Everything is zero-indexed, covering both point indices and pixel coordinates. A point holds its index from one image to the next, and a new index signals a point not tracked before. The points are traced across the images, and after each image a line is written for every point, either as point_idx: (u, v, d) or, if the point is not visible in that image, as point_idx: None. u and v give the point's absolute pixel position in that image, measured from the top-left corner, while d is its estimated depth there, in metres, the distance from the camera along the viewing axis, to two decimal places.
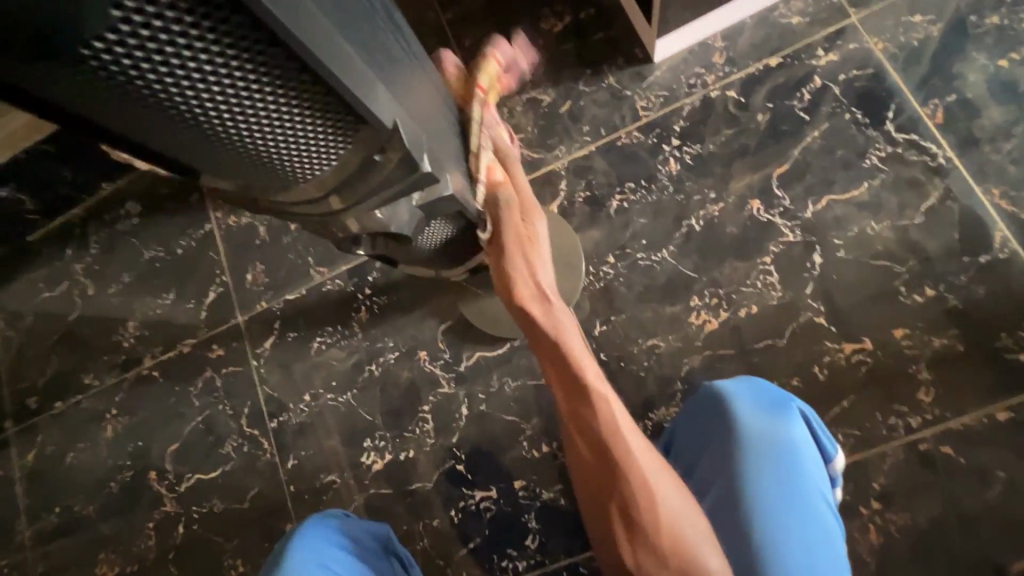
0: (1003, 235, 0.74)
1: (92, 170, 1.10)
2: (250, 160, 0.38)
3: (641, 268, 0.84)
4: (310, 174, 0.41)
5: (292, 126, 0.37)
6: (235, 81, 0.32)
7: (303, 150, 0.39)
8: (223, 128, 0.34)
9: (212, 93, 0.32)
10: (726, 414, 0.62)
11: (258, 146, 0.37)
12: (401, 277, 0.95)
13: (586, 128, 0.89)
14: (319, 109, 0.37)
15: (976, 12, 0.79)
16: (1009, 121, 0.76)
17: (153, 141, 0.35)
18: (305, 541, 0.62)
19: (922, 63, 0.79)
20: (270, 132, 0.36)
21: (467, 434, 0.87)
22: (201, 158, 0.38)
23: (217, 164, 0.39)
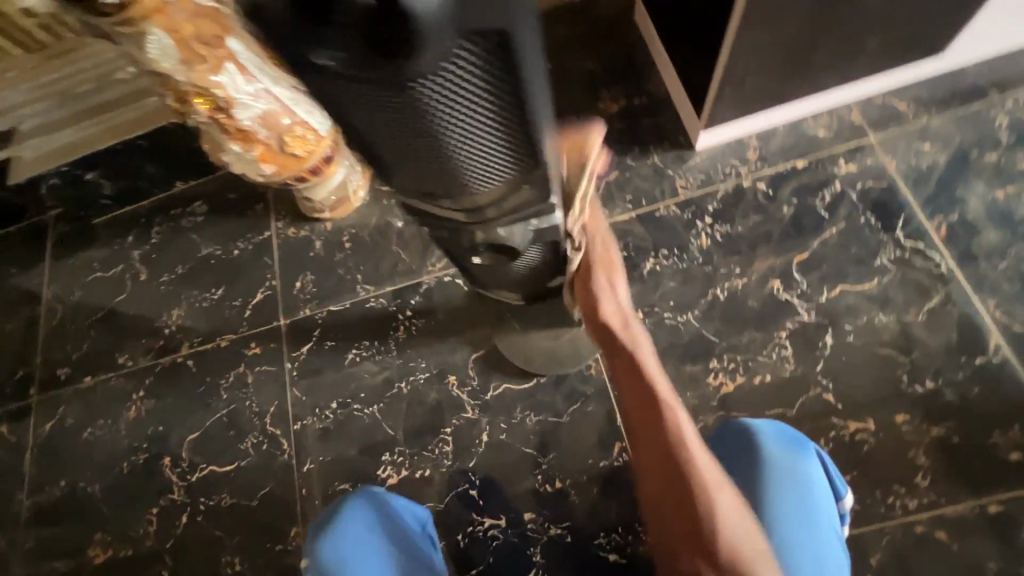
0: (998, 341, 0.82)
1: (167, 168, 1.19)
2: (444, 173, 0.44)
3: (667, 326, 0.92)
4: (480, 192, 0.47)
5: (490, 153, 0.42)
6: (475, 111, 0.38)
7: (486, 172, 0.44)
8: (445, 144, 0.40)
9: (455, 116, 0.38)
10: (754, 445, 0.71)
11: (464, 165, 0.43)
12: (441, 304, 1.02)
13: (629, 197, 0.99)
14: (515, 145, 0.43)
15: (977, 149, 0.91)
16: (1003, 243, 0.86)
17: (381, 144, 0.41)
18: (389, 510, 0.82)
19: (930, 183, 0.91)
20: (473, 154, 0.42)
21: (484, 460, 0.91)
22: (405, 163, 0.43)
23: (413, 171, 0.44)
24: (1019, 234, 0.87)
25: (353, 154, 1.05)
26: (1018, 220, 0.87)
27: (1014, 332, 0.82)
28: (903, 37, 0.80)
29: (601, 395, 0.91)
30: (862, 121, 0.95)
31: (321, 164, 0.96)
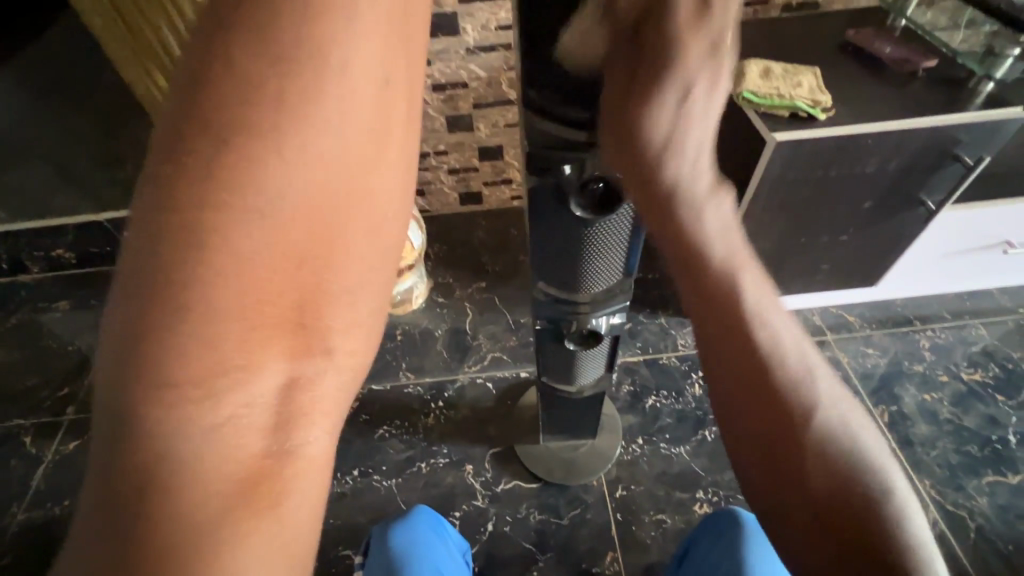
0: (934, 517, 0.98)
1: None
2: (579, 267, 0.61)
3: (662, 455, 1.08)
4: (590, 288, 0.64)
5: (613, 259, 0.61)
6: (618, 229, 0.57)
7: (601, 274, 0.62)
8: (591, 247, 0.59)
9: (607, 229, 0.57)
10: (737, 518, 0.82)
11: (595, 265, 0.61)
12: (469, 400, 1.17)
13: (638, 343, 1.23)
14: (624, 258, 0.62)
15: (908, 359, 1.17)
16: (933, 436, 1.07)
17: (550, 239, 0.59)
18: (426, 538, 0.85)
19: (874, 378, 1.15)
20: (602, 258, 0.60)
21: (485, 548, 1.00)
22: (557, 256, 0.60)
23: (560, 262, 0.61)
24: (945, 430, 1.08)
25: (422, 268, 1.29)
26: (943, 418, 1.09)
27: (946, 510, 0.99)
28: (847, 268, 1.11)
29: (599, 504, 1.03)
30: (822, 323, 1.23)
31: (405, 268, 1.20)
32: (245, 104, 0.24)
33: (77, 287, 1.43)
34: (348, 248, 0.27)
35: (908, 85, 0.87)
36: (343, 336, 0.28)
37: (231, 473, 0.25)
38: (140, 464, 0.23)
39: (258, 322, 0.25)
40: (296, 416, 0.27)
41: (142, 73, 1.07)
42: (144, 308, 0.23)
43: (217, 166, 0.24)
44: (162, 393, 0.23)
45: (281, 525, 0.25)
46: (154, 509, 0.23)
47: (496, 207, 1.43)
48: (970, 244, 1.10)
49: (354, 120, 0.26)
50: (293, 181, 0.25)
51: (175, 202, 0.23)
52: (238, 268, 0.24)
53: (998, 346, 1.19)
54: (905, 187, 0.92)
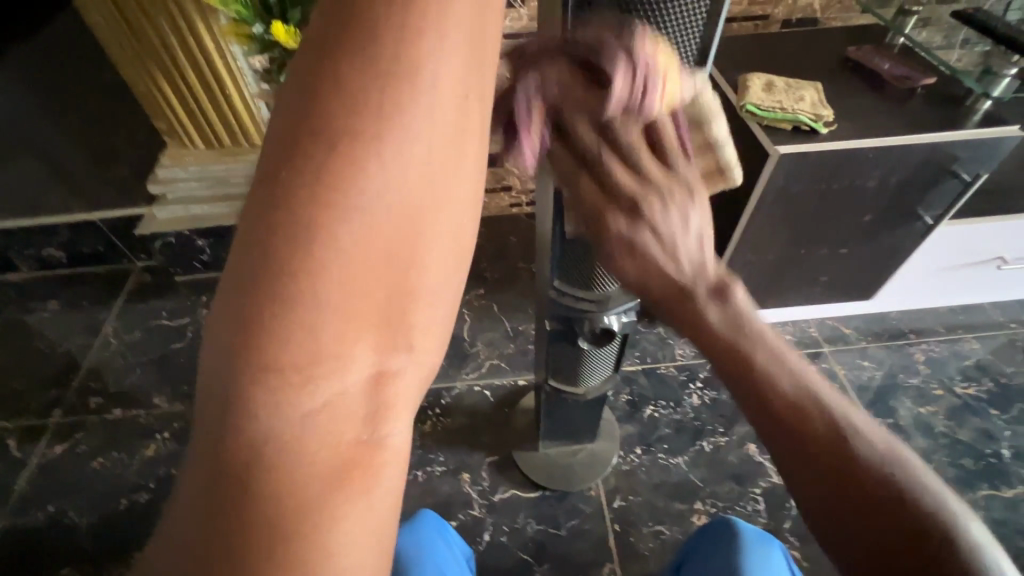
0: None
1: None
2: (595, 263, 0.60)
3: (660, 465, 1.07)
4: (604, 286, 0.63)
5: None
6: None
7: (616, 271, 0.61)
8: None
9: None
10: (731, 526, 0.81)
11: None
12: (466, 408, 1.16)
13: (637, 352, 1.22)
14: None
15: (903, 373, 1.18)
16: (929, 449, 1.08)
17: (571, 235, 0.57)
18: (430, 539, 0.84)
19: (870, 390, 1.15)
20: None
21: (481, 558, 0.99)
22: (574, 253, 0.59)
23: (577, 259, 0.60)
24: (941, 443, 1.09)
25: None
26: (938, 432, 1.10)
27: None
28: (845, 280, 1.11)
29: (598, 514, 1.02)
30: (819, 335, 1.23)
31: None
32: (339, 86, 0.19)
33: (68, 288, 1.40)
34: (444, 235, 0.23)
35: (909, 101, 0.88)
36: (430, 335, 0.23)
37: (323, 469, 0.21)
38: (244, 462, 0.20)
39: (352, 319, 0.21)
40: (381, 413, 0.23)
41: (140, 71, 1.05)
42: (243, 302, 0.20)
43: (309, 154, 0.19)
44: (254, 382, 0.20)
45: (372, 527, 0.21)
46: (253, 509, 0.20)
47: (495, 214, 1.43)
48: (965, 259, 1.11)
49: (455, 101, 0.21)
50: (388, 172, 0.20)
51: (269, 196, 0.20)
52: (334, 263, 0.20)
53: (991, 360, 1.20)
54: (904, 202, 0.93)
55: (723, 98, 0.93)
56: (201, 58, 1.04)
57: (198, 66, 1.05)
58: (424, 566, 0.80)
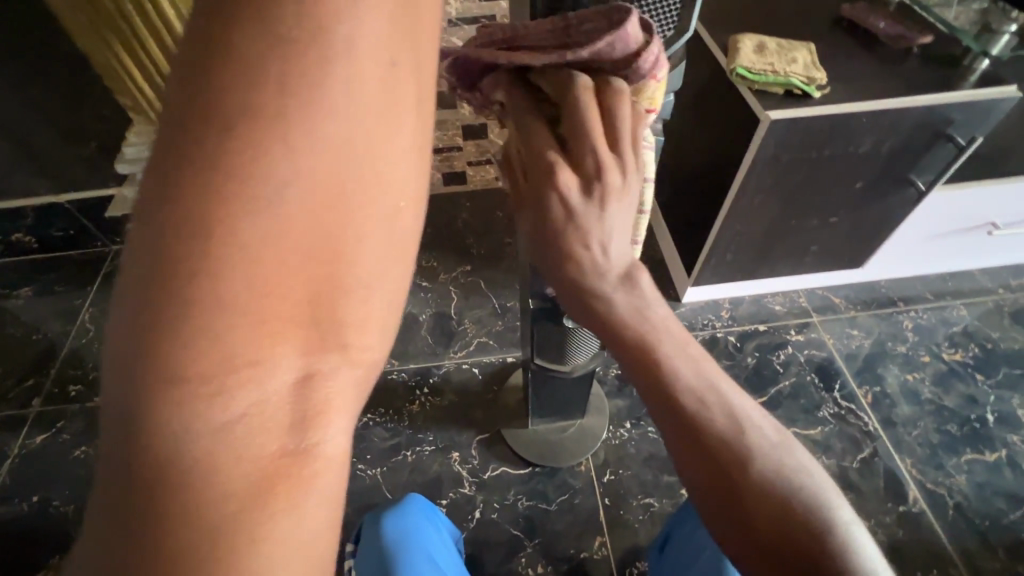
0: (915, 495, 1.00)
1: None
2: None
3: (650, 438, 1.07)
4: None
5: None
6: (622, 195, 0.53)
7: None
8: None
9: None
10: None
11: None
12: (455, 387, 1.15)
13: None
14: None
15: (891, 341, 1.18)
16: (914, 416, 1.09)
17: None
18: (418, 521, 0.84)
19: (858, 359, 1.16)
20: None
21: (472, 535, 0.99)
22: None
23: None
24: (927, 410, 1.09)
25: None
26: (925, 398, 1.11)
27: (927, 488, 1.01)
28: (835, 249, 1.10)
29: (588, 488, 1.02)
30: (808, 305, 1.23)
31: None
32: (236, 64, 0.20)
33: (39, 274, 1.36)
34: (375, 222, 0.21)
35: (904, 62, 0.85)
36: (366, 333, 0.22)
37: (240, 483, 0.20)
38: (150, 474, 0.20)
39: (268, 315, 0.20)
40: (311, 419, 0.22)
41: (96, 40, 0.99)
42: (141, 299, 0.19)
43: (206, 133, 0.19)
44: (150, 398, 0.20)
45: (302, 546, 0.21)
46: (167, 520, 0.19)
47: (481, 187, 1.39)
48: (955, 225, 1.10)
49: (371, 75, 0.21)
50: (291, 162, 0.20)
51: (163, 180, 0.19)
52: (241, 256, 0.20)
53: (978, 325, 1.20)
54: (897, 167, 0.91)
55: (711, 60, 0.90)
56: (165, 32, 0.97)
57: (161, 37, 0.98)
58: (416, 558, 0.79)
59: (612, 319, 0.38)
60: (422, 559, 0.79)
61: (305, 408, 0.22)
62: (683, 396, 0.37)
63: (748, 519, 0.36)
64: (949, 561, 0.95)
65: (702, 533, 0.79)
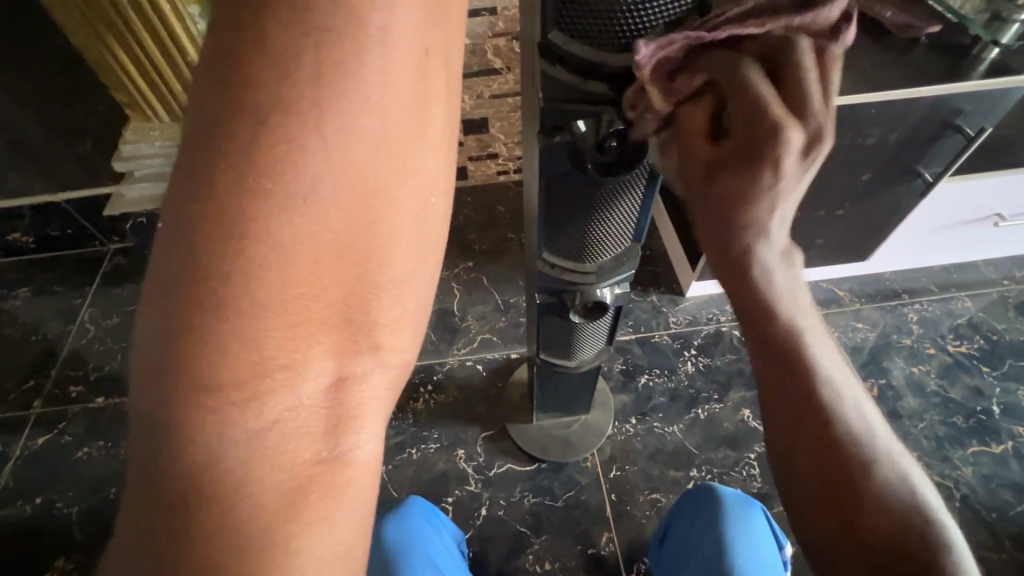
0: None
1: None
2: (585, 232, 0.56)
3: (656, 434, 1.07)
4: (595, 257, 0.59)
5: (620, 222, 0.56)
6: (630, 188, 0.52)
7: (607, 240, 0.57)
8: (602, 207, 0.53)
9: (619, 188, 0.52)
10: (712, 491, 0.81)
11: (600, 230, 0.56)
12: (459, 384, 1.14)
13: (630, 322, 1.20)
14: (631, 224, 0.57)
15: (896, 334, 1.17)
16: (920, 408, 1.08)
17: (560, 203, 0.53)
18: (419, 523, 0.84)
19: (863, 352, 1.15)
20: (608, 223, 0.55)
21: (478, 533, 0.99)
22: (565, 223, 0.55)
23: (568, 228, 0.56)
24: (933, 402, 1.09)
25: None
26: (930, 391, 1.11)
27: (934, 480, 1.01)
28: (840, 242, 1.09)
29: (594, 484, 1.02)
30: (812, 299, 1.22)
31: None
32: (266, 57, 0.20)
33: (37, 274, 1.34)
34: (406, 226, 0.22)
35: (912, 52, 0.84)
36: (395, 337, 0.23)
37: (280, 486, 0.22)
38: (186, 471, 0.21)
39: (298, 318, 0.21)
40: (343, 425, 0.23)
41: (91, 36, 0.97)
42: (173, 301, 0.20)
43: (239, 133, 0.20)
44: (183, 402, 0.20)
45: (336, 542, 0.22)
46: (206, 515, 0.21)
47: (482, 182, 1.38)
48: (960, 217, 1.09)
49: (405, 68, 0.21)
50: (326, 160, 0.20)
51: (196, 180, 0.20)
52: (272, 257, 0.20)
53: (983, 317, 1.20)
54: (904, 159, 0.90)
55: None
56: (159, 23, 0.96)
57: (156, 30, 0.97)
58: (418, 561, 0.79)
59: (769, 301, 0.35)
60: (424, 563, 0.80)
61: (333, 412, 0.23)
62: (817, 382, 0.37)
63: (854, 505, 0.37)
64: None
65: (697, 530, 0.80)
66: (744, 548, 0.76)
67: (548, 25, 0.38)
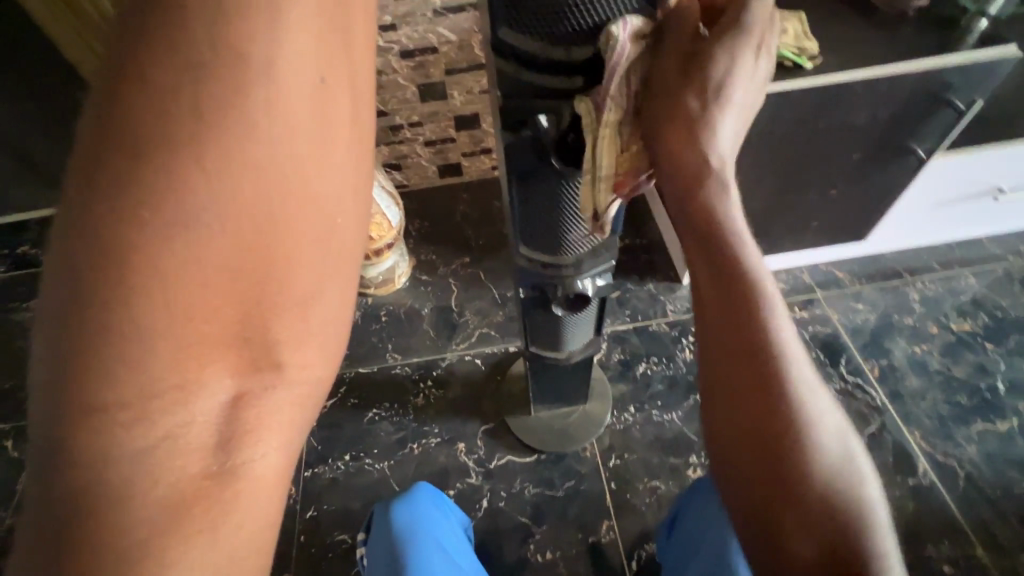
0: (926, 468, 0.99)
1: None
2: (558, 225, 0.55)
3: (654, 422, 1.07)
4: (572, 252, 0.59)
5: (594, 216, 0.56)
6: None
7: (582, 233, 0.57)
8: (572, 201, 0.53)
9: None
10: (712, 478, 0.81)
11: (574, 224, 0.55)
12: (458, 379, 1.15)
13: (627, 311, 1.20)
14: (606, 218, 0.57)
15: (898, 314, 1.16)
16: (923, 387, 1.07)
17: (531, 196, 0.53)
18: (424, 505, 0.85)
19: (864, 333, 1.14)
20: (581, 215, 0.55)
21: (480, 524, 1.00)
22: (538, 215, 0.55)
23: (542, 221, 0.55)
24: (935, 381, 1.08)
25: (402, 246, 1.26)
26: (933, 369, 1.09)
27: (936, 459, 1.00)
28: (836, 223, 1.08)
29: (594, 474, 1.03)
30: (812, 281, 1.21)
31: (384, 248, 1.15)
32: (150, 94, 0.21)
33: None
34: (302, 250, 0.24)
35: (899, 26, 0.82)
36: (299, 351, 0.25)
37: (167, 498, 0.22)
38: (74, 494, 0.21)
39: (195, 339, 0.22)
40: (242, 439, 0.24)
41: (87, 54, 1.00)
42: (57, 330, 0.21)
43: (120, 171, 0.21)
44: (78, 426, 0.21)
45: (224, 554, 0.23)
46: (86, 532, 0.21)
47: (475, 179, 1.41)
48: (960, 192, 1.07)
49: (295, 99, 0.23)
50: (215, 191, 0.22)
51: (84, 215, 0.21)
52: (158, 283, 0.22)
53: (987, 294, 1.18)
54: (895, 136, 0.89)
55: None
56: None
57: None
58: (425, 542, 0.80)
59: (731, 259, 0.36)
60: (432, 544, 0.81)
61: (234, 425, 0.24)
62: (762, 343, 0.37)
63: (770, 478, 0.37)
64: (962, 531, 0.94)
65: (703, 519, 0.78)
66: None
67: (497, 22, 0.38)
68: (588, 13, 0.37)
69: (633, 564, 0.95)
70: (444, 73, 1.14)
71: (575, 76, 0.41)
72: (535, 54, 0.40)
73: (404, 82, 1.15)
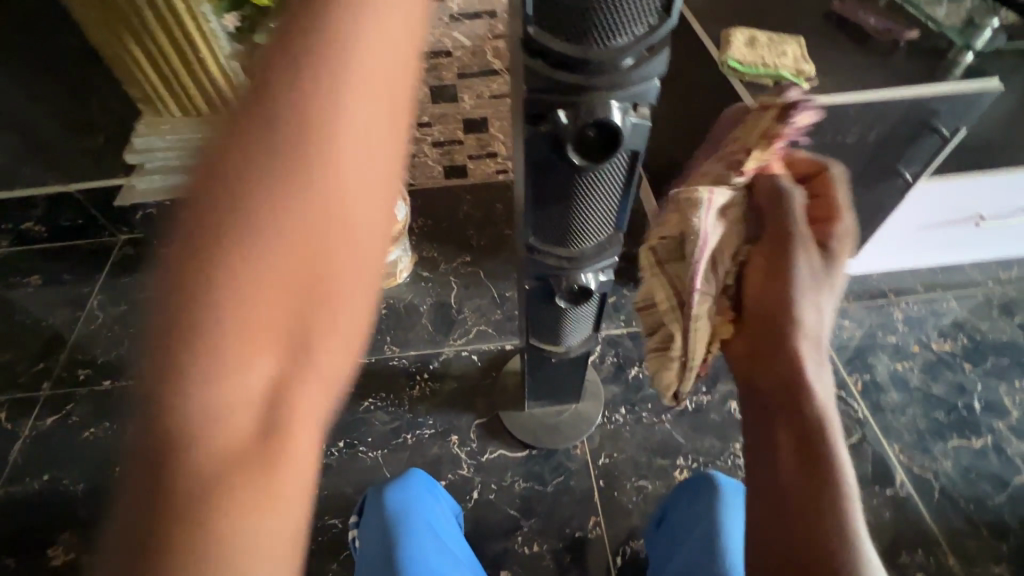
0: (903, 479, 1.03)
1: None
2: (568, 218, 0.59)
3: (644, 423, 1.10)
4: (578, 243, 0.62)
5: (602, 210, 0.59)
6: (610, 178, 0.55)
7: (589, 225, 0.61)
8: (583, 196, 0.56)
9: (600, 178, 0.55)
10: (710, 482, 0.83)
11: (583, 216, 0.59)
12: (454, 373, 1.18)
13: (622, 316, 1.23)
14: (612, 211, 0.60)
15: (881, 331, 1.20)
16: (903, 403, 1.11)
17: (545, 190, 0.56)
18: (418, 487, 0.87)
19: (849, 349, 1.18)
20: (590, 209, 0.58)
21: (469, 515, 1.02)
22: (551, 209, 0.58)
23: (554, 215, 0.58)
24: (915, 397, 1.12)
25: (406, 241, 1.29)
26: (913, 386, 1.13)
27: (913, 472, 1.04)
28: None
29: (583, 471, 1.05)
30: None
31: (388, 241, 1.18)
32: (273, 90, 0.27)
33: (51, 262, 1.40)
34: (363, 226, 0.28)
35: (890, 56, 0.88)
36: (347, 314, 0.28)
37: (241, 424, 0.26)
38: (169, 411, 0.25)
39: (269, 290, 0.26)
40: (298, 385, 0.27)
41: (105, 31, 1.05)
42: (171, 272, 0.26)
43: (240, 149, 0.27)
44: (180, 352, 0.25)
45: (281, 485, 0.27)
46: (178, 445, 0.25)
47: (480, 181, 1.44)
48: (943, 218, 1.13)
49: (376, 101, 0.28)
50: (307, 167, 0.27)
51: (208, 181, 0.26)
52: (249, 241, 0.26)
53: (967, 317, 1.22)
54: (884, 159, 0.94)
55: (705, 54, 0.93)
56: (169, 17, 1.05)
57: (166, 25, 1.06)
58: (416, 524, 0.82)
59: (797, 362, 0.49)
60: (423, 526, 0.82)
61: (292, 372, 0.27)
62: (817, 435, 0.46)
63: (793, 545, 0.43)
64: (935, 541, 0.97)
65: (695, 512, 0.82)
66: (737, 535, 0.77)
67: (530, 24, 0.42)
68: (613, 18, 0.41)
69: (618, 560, 0.97)
70: (456, 76, 1.18)
71: (596, 74, 0.44)
72: (564, 54, 0.43)
73: (418, 83, 1.19)
